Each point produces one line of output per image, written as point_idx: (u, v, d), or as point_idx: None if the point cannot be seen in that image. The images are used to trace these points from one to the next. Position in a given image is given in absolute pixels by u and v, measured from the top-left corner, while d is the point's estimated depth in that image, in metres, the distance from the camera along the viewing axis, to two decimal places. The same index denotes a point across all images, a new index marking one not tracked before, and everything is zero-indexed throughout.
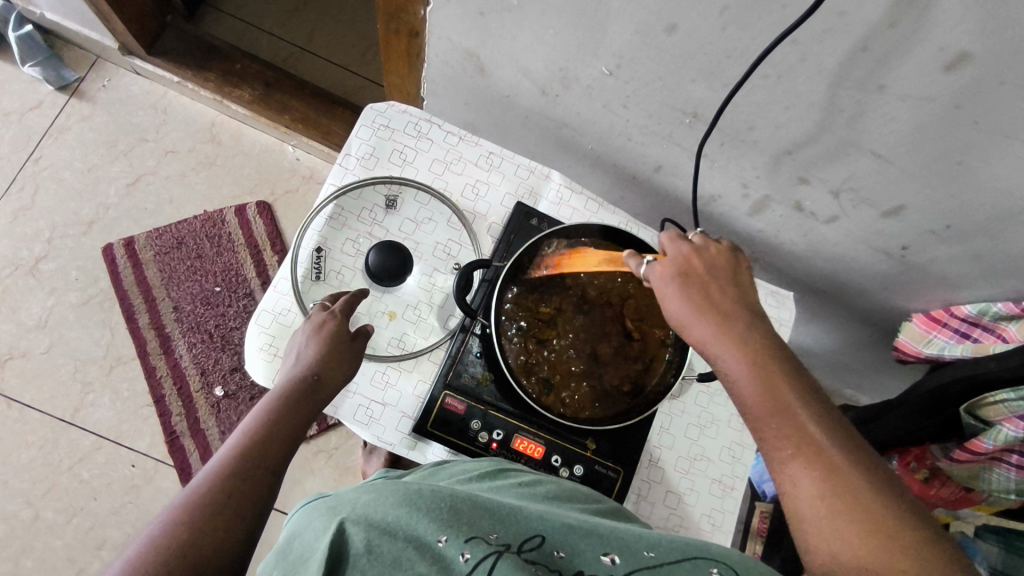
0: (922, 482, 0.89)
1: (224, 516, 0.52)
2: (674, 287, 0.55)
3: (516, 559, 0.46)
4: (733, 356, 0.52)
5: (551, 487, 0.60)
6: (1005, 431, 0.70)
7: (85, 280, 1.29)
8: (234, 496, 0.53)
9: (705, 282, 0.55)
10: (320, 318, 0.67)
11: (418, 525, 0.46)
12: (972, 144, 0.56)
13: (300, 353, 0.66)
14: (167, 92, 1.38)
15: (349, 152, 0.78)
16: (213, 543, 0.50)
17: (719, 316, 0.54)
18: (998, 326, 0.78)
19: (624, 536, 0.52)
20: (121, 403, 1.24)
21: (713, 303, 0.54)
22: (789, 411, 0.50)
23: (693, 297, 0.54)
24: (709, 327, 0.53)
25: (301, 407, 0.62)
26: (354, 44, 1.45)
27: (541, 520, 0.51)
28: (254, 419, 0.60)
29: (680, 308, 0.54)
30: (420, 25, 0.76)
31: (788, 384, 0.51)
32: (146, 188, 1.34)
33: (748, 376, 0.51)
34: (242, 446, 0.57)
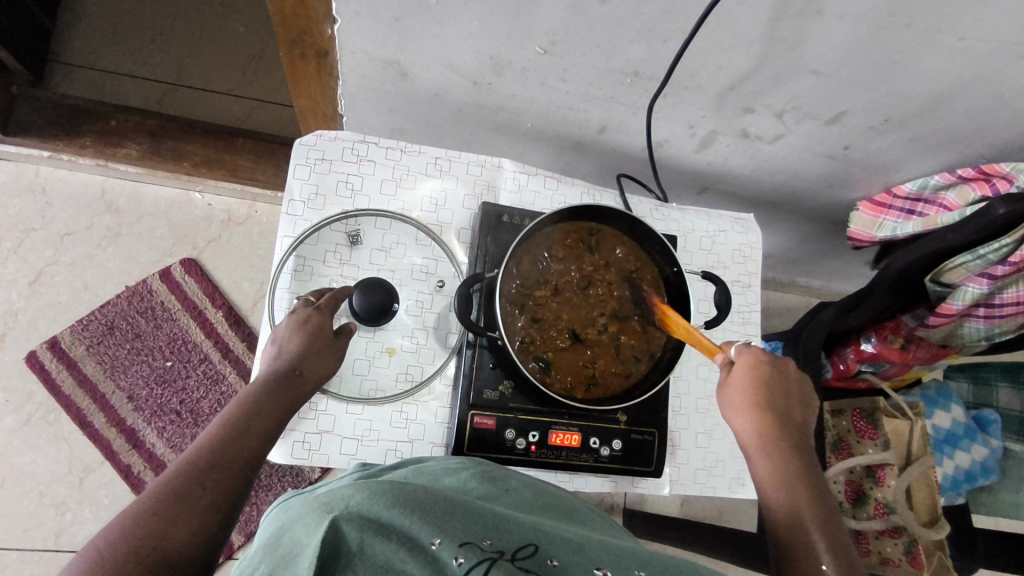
0: (900, 349, 0.96)
1: (196, 507, 0.48)
2: (740, 376, 0.61)
3: (509, 565, 0.43)
4: (761, 438, 0.59)
5: (533, 491, 0.60)
6: (972, 290, 0.78)
7: (18, 398, 1.17)
8: (209, 487, 0.50)
9: (776, 385, 0.61)
10: (304, 314, 0.63)
11: (414, 525, 0.43)
12: (906, 46, 0.59)
13: (281, 347, 0.61)
14: (39, 170, 1.23)
15: (292, 196, 0.73)
16: (186, 532, 0.47)
17: (776, 412, 0.60)
18: (938, 197, 0.84)
19: (615, 556, 0.49)
20: (105, 511, 1.16)
21: (775, 402, 0.61)
22: (798, 492, 0.57)
23: (758, 388, 0.60)
24: (762, 412, 0.60)
25: (280, 402, 0.58)
26: (229, 65, 1.33)
27: (532, 529, 0.48)
28: (230, 411, 0.56)
29: (737, 381, 0.61)
30: (329, 45, 0.70)
31: (803, 480, 0.58)
32: (53, 281, 1.21)
33: (774, 459, 0.58)
34: (215, 436, 0.53)
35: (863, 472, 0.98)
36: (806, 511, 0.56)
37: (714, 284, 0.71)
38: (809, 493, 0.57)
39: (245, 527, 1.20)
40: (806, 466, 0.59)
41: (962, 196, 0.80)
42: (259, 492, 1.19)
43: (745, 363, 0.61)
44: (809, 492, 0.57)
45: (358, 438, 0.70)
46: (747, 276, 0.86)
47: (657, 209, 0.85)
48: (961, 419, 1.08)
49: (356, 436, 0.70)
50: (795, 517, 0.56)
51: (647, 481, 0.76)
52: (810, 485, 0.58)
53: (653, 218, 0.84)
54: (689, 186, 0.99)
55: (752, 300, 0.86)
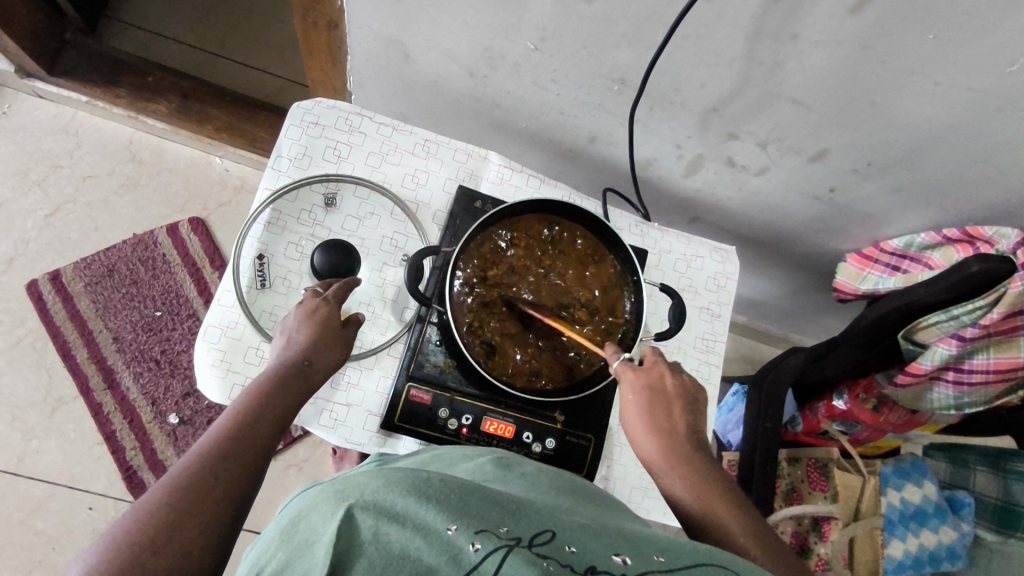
0: (872, 410, 0.93)
1: (207, 500, 0.50)
2: (637, 399, 0.62)
3: (527, 552, 0.41)
4: (664, 457, 0.60)
5: (551, 475, 0.59)
6: (941, 350, 0.76)
7: (11, 321, 1.21)
8: (219, 479, 0.51)
9: (662, 405, 0.62)
10: (313, 304, 0.63)
11: (428, 513, 0.41)
12: (882, 85, 0.59)
13: (291, 337, 0.62)
14: (76, 114, 1.30)
15: (280, 154, 0.76)
16: (198, 525, 0.48)
17: (672, 427, 0.61)
18: (924, 257, 0.83)
19: (634, 539, 0.47)
20: (70, 445, 1.18)
21: (668, 422, 0.61)
22: (716, 509, 0.57)
23: (652, 409, 0.61)
24: (659, 433, 0.61)
25: (290, 391, 0.58)
26: (270, 45, 1.40)
27: (551, 516, 0.46)
28: (240, 400, 0.57)
29: (635, 404, 0.62)
30: (337, 16, 0.74)
31: (713, 489, 0.58)
32: (67, 218, 1.27)
33: (685, 484, 0.59)
34: (226, 427, 0.54)
35: (810, 525, 0.96)
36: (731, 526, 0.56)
37: (671, 297, 0.71)
38: (719, 500, 0.58)
39: None
40: (715, 479, 0.59)
41: (946, 256, 0.78)
42: None
43: (629, 391, 0.62)
44: (722, 501, 0.58)
45: None
46: (717, 305, 0.86)
47: (635, 225, 0.85)
48: (932, 497, 1.04)
49: None
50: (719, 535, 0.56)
51: None
52: (722, 496, 0.58)
53: (630, 232, 0.84)
54: (679, 213, 0.99)
55: (719, 330, 0.84)
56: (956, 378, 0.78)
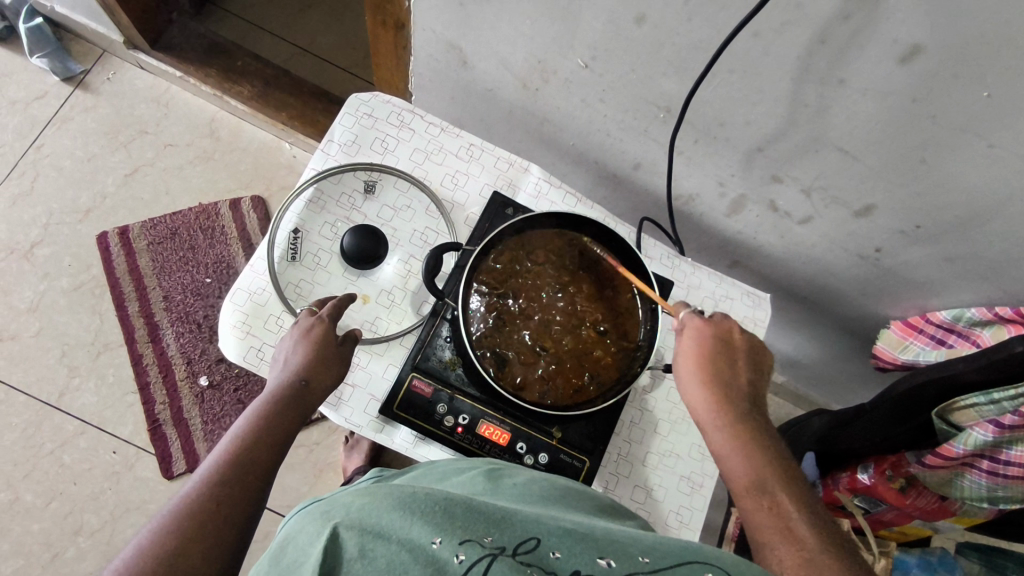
0: (898, 491, 0.87)
1: (210, 530, 0.52)
2: (694, 345, 0.62)
3: (511, 561, 0.42)
4: (717, 412, 0.60)
5: (541, 485, 0.58)
6: (975, 434, 0.70)
7: (78, 266, 1.30)
8: (220, 504, 0.54)
9: (722, 356, 0.62)
10: (308, 324, 0.66)
11: (411, 527, 0.42)
12: (933, 141, 0.57)
13: (289, 357, 0.65)
14: (169, 87, 1.41)
15: (332, 138, 0.79)
16: (201, 553, 0.51)
17: (731, 383, 0.61)
18: (973, 333, 0.78)
19: (619, 541, 0.47)
20: (107, 389, 1.25)
21: (726, 375, 0.61)
22: (757, 461, 0.57)
23: (706, 357, 0.62)
24: (712, 382, 0.61)
25: (289, 413, 0.61)
26: (356, 47, 1.48)
27: (535, 521, 0.46)
28: (241, 427, 0.60)
29: (690, 348, 0.62)
30: (405, 17, 0.77)
31: (766, 450, 0.58)
32: (143, 179, 1.36)
33: (732, 430, 0.59)
34: (228, 456, 0.57)
35: None
36: (772, 480, 0.56)
37: None
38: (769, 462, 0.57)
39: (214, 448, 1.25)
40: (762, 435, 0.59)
41: (996, 335, 0.74)
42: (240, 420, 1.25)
43: (689, 337, 0.62)
44: (774, 466, 0.57)
45: None
46: None
47: (668, 256, 0.84)
48: None
49: None
50: (758, 483, 0.56)
51: None
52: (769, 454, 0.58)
53: (661, 263, 0.83)
54: (718, 254, 0.97)
55: None
56: (990, 468, 0.72)
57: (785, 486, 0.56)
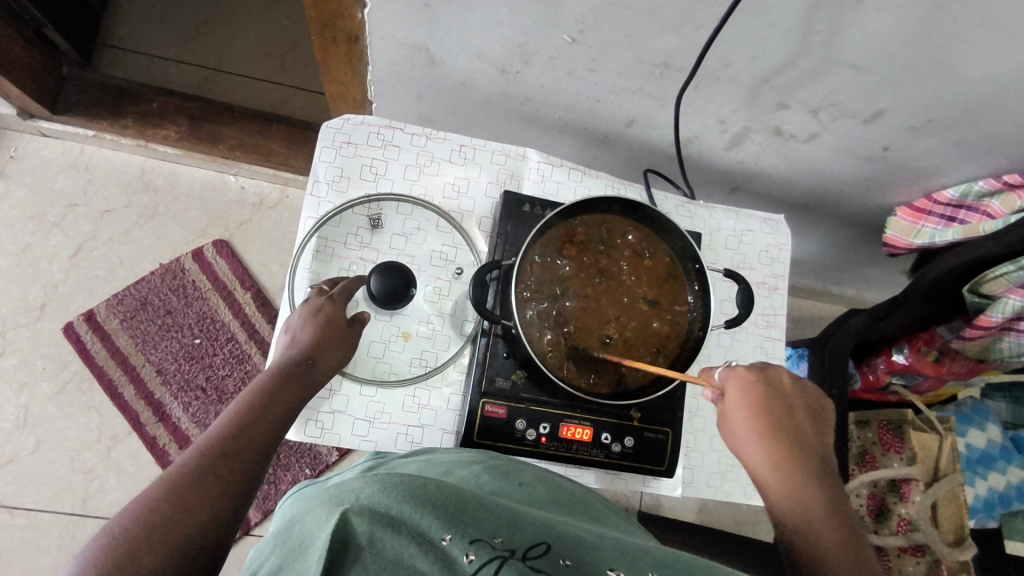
0: (934, 362, 0.92)
1: (208, 496, 0.49)
2: (746, 402, 0.59)
3: (520, 565, 0.41)
4: (775, 479, 0.57)
5: (544, 488, 0.58)
6: (1012, 302, 0.74)
7: (55, 367, 1.21)
8: (222, 475, 0.50)
9: (773, 405, 0.60)
10: (318, 303, 0.64)
11: (425, 519, 0.41)
12: (950, 40, 0.57)
13: (295, 336, 0.62)
14: (83, 149, 1.27)
15: (317, 178, 0.73)
16: (197, 520, 0.47)
17: (790, 443, 0.59)
18: (982, 205, 0.80)
19: (630, 554, 0.46)
20: (130, 480, 1.19)
21: (784, 429, 0.59)
22: (817, 518, 0.55)
23: (760, 414, 0.59)
24: (771, 443, 0.58)
25: (292, 390, 0.59)
26: (271, 53, 1.36)
27: (545, 526, 0.46)
28: (244, 398, 0.57)
29: (740, 409, 0.59)
30: (359, 29, 0.70)
31: (828, 522, 0.55)
32: (91, 256, 1.25)
33: (789, 483, 0.57)
34: (232, 424, 0.54)
35: (886, 488, 0.94)
36: (830, 547, 0.54)
37: (737, 283, 0.70)
38: (832, 533, 0.55)
39: (262, 504, 1.21)
40: (822, 487, 0.57)
41: (1008, 202, 0.76)
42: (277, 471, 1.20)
43: (739, 393, 0.60)
44: (837, 537, 0.55)
45: (370, 420, 0.71)
46: (774, 278, 0.84)
47: (683, 206, 0.83)
48: (997, 438, 1.04)
49: (368, 417, 0.71)
50: (819, 551, 0.54)
51: (659, 480, 0.75)
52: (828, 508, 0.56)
53: (679, 214, 0.82)
54: (719, 185, 0.97)
55: (778, 303, 0.83)
56: None
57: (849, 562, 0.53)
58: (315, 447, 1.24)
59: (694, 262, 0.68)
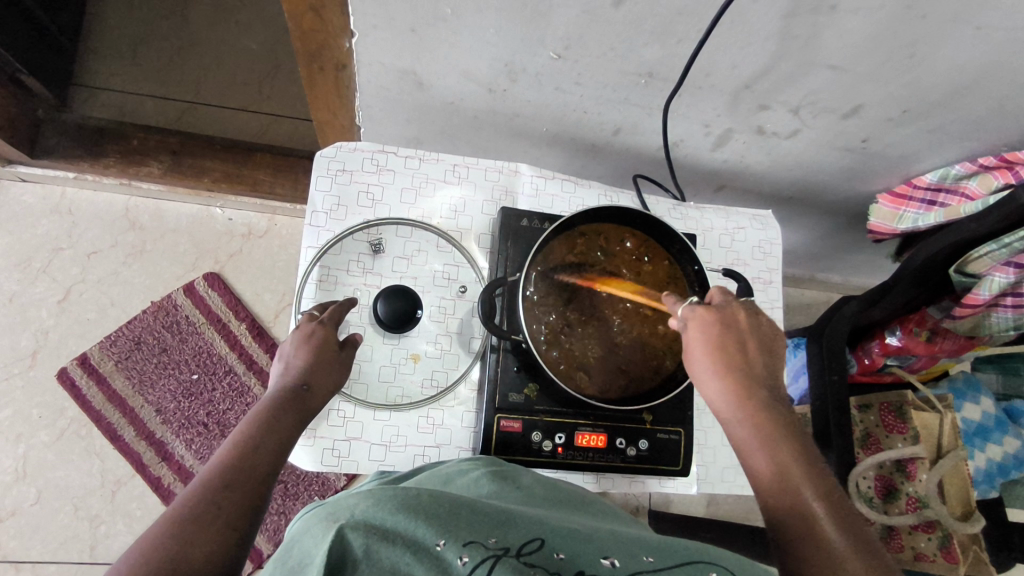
0: (926, 341, 0.95)
1: (212, 528, 0.47)
2: (704, 335, 0.60)
3: (515, 562, 0.41)
4: (734, 409, 0.58)
5: (540, 488, 0.58)
6: (998, 280, 0.77)
7: (51, 415, 1.19)
8: (225, 506, 0.49)
9: (731, 343, 0.60)
10: (309, 329, 0.63)
11: (417, 527, 0.41)
12: (923, 37, 0.59)
13: (288, 363, 0.61)
14: (65, 192, 1.26)
15: (314, 208, 0.74)
16: (206, 552, 0.46)
17: (744, 371, 0.59)
18: (960, 186, 0.82)
19: (625, 541, 0.47)
20: (137, 523, 1.17)
21: (739, 357, 0.59)
22: (784, 452, 0.55)
23: (717, 347, 0.59)
24: (730, 375, 0.58)
25: (288, 416, 0.58)
26: (246, 82, 1.35)
27: (539, 523, 0.46)
28: (240, 430, 0.55)
29: (700, 342, 0.60)
30: (346, 59, 0.71)
31: (788, 445, 0.55)
32: (80, 299, 1.24)
33: (749, 412, 0.57)
34: (231, 455, 0.53)
35: (893, 468, 0.98)
36: (791, 467, 0.54)
37: (736, 281, 0.72)
38: (792, 455, 0.55)
39: (273, 535, 1.19)
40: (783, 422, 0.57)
41: (984, 184, 0.78)
42: (287, 501, 1.20)
43: (697, 327, 0.60)
44: (798, 459, 0.55)
45: (386, 444, 0.71)
46: (768, 272, 0.86)
47: (674, 208, 0.85)
48: (991, 410, 1.07)
49: (384, 442, 0.71)
50: (779, 472, 0.54)
51: (675, 479, 0.76)
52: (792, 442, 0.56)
53: (671, 217, 0.84)
54: (705, 184, 0.99)
55: (774, 296, 0.85)
56: (1015, 303, 0.80)
57: (810, 480, 0.54)
58: (322, 473, 1.23)
59: (693, 264, 0.70)
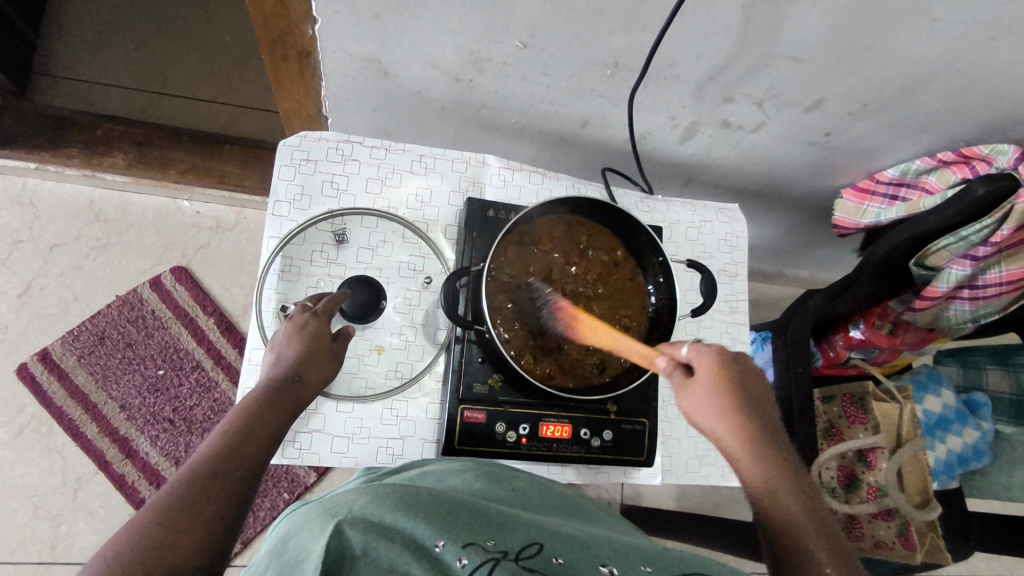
0: (888, 334, 0.97)
1: (201, 515, 0.45)
2: (709, 370, 0.61)
3: (512, 566, 0.41)
4: (733, 441, 0.59)
5: (538, 494, 0.59)
6: (955, 272, 0.79)
7: (10, 412, 1.16)
8: (215, 493, 0.47)
9: (733, 381, 0.61)
10: (302, 319, 0.63)
11: (418, 528, 0.41)
12: (880, 30, 0.60)
13: (280, 354, 0.60)
14: (26, 182, 1.23)
15: (278, 197, 0.73)
16: (191, 542, 0.43)
17: (745, 408, 0.60)
18: (920, 182, 0.84)
19: (624, 552, 0.46)
20: (100, 523, 1.15)
21: (740, 393, 0.61)
22: (784, 492, 0.56)
23: (722, 382, 0.61)
24: (730, 409, 0.60)
25: (280, 407, 0.56)
26: (215, 73, 1.33)
27: (540, 530, 0.46)
28: (231, 420, 0.54)
29: (702, 378, 0.61)
30: (310, 45, 0.70)
31: (787, 480, 0.56)
32: (42, 293, 1.21)
33: (748, 448, 0.58)
34: (221, 443, 0.51)
35: (855, 457, 0.99)
36: (790, 502, 0.55)
37: (699, 272, 0.72)
38: (793, 491, 0.56)
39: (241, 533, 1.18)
40: (792, 468, 0.58)
41: (943, 179, 0.80)
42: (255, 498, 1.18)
43: (704, 360, 0.62)
44: (797, 493, 0.56)
45: (349, 436, 0.70)
46: (733, 266, 0.87)
47: (641, 201, 0.85)
48: (950, 402, 1.09)
49: (347, 434, 0.70)
50: (780, 507, 0.55)
51: (640, 471, 0.76)
52: (795, 483, 0.57)
53: (638, 210, 0.84)
54: (674, 178, 0.99)
55: (739, 289, 0.86)
56: (971, 294, 0.82)
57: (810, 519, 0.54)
58: (291, 469, 1.22)
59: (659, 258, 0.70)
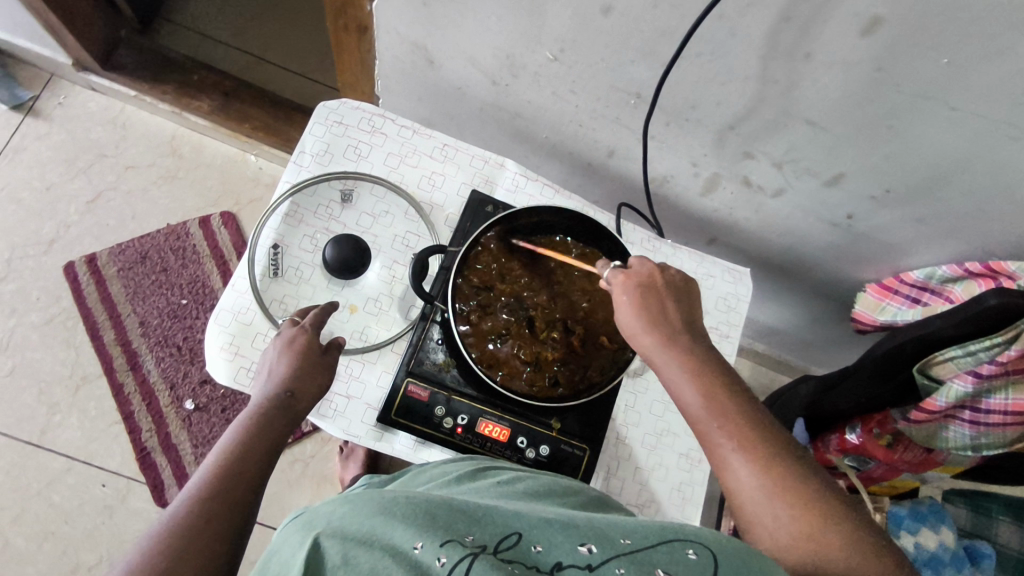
0: (886, 447, 0.90)
1: (200, 544, 0.51)
2: (633, 295, 0.60)
3: (492, 558, 0.40)
4: (675, 379, 0.58)
5: (529, 484, 0.58)
6: (956, 387, 0.72)
7: (47, 300, 1.27)
8: (211, 520, 0.52)
9: (655, 304, 0.60)
10: (291, 335, 0.65)
11: (393, 533, 0.41)
12: (900, 108, 0.59)
13: (273, 370, 0.63)
14: (124, 107, 1.37)
15: (303, 149, 0.78)
16: (194, 568, 0.50)
17: (673, 333, 0.59)
18: (945, 290, 0.79)
19: (601, 525, 0.46)
20: (89, 422, 1.22)
21: (663, 314, 0.59)
22: (733, 419, 0.56)
23: (643, 306, 0.59)
24: (658, 333, 0.58)
25: (273, 425, 0.60)
26: (311, 51, 1.45)
27: (518, 519, 0.45)
28: (227, 442, 0.58)
29: (630, 304, 0.60)
30: (367, 21, 0.76)
31: (729, 403, 0.57)
32: (107, 206, 1.33)
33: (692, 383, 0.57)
34: (218, 468, 0.55)
35: None
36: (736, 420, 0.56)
37: None
38: (737, 414, 0.56)
39: None
40: (728, 388, 0.58)
41: (968, 290, 0.75)
42: None
43: (628, 283, 0.61)
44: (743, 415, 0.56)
45: None
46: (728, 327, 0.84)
47: (648, 240, 0.85)
48: (948, 542, 1.02)
49: None
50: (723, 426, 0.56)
51: None
52: (736, 402, 0.57)
53: (643, 247, 0.84)
54: (696, 233, 0.99)
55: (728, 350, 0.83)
56: (972, 418, 0.76)
57: (756, 430, 0.56)
58: None
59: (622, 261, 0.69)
